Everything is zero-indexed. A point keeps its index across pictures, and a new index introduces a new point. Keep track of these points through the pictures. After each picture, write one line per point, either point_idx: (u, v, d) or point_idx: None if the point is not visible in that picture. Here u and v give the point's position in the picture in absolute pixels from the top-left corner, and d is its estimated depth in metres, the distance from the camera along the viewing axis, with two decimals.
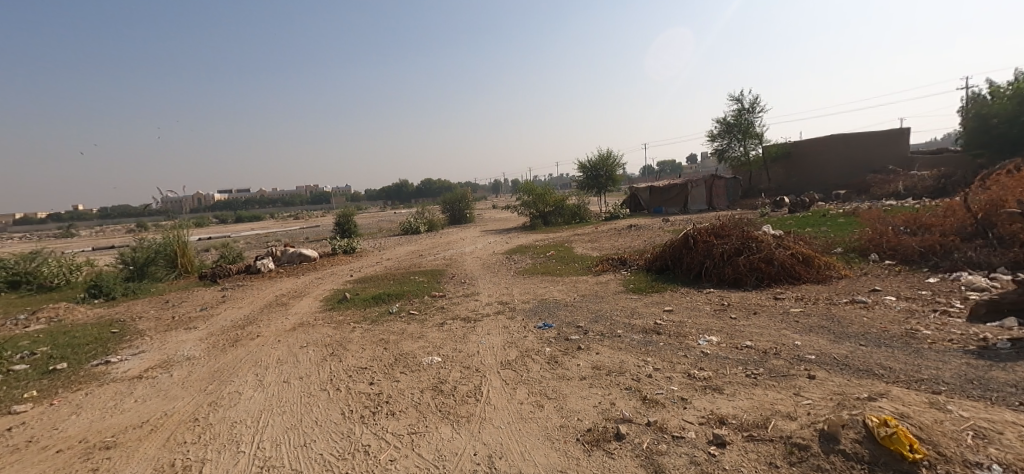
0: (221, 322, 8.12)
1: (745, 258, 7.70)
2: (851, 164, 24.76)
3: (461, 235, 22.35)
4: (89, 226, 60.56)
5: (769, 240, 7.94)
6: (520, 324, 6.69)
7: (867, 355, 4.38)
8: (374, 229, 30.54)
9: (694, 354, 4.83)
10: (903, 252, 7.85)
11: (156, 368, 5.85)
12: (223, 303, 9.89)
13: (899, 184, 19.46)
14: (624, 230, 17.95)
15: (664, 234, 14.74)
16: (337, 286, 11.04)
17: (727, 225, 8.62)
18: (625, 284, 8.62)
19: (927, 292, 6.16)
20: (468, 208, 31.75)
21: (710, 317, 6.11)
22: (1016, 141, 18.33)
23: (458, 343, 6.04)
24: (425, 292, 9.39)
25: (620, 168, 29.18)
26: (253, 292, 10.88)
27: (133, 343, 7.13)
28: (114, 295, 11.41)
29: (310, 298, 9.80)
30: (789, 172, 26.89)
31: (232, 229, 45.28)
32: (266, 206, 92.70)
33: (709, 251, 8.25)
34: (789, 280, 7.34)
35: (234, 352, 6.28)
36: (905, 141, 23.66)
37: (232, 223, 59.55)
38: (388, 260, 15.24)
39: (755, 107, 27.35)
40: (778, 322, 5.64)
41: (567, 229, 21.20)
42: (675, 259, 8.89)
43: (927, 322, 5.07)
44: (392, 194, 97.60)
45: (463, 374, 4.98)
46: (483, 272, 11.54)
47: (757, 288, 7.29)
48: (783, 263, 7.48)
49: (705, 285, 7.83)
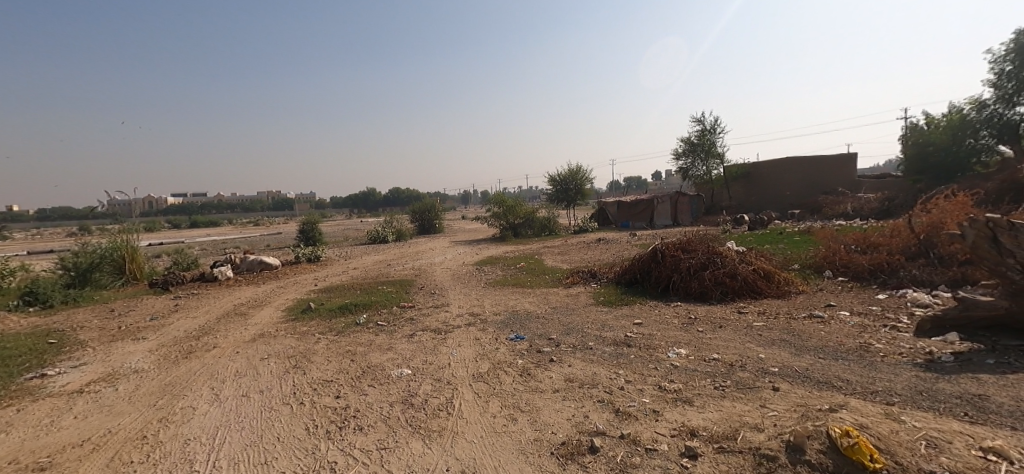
0: (174, 332, 7.65)
1: (710, 273, 7.94)
2: (805, 186, 26.11)
3: (430, 245, 22.16)
4: (24, 229, 56.30)
5: (732, 256, 8.23)
6: (491, 336, 6.62)
7: (826, 368, 4.58)
8: (340, 237, 29.81)
9: (664, 367, 4.91)
10: (855, 269, 8.31)
11: (99, 382, 5.43)
12: (176, 312, 9.33)
13: (848, 206, 20.73)
14: (593, 244, 18.25)
15: (632, 248, 15.07)
16: (300, 295, 10.64)
17: (694, 240, 8.89)
18: (595, 296, 8.71)
19: (877, 308, 6.54)
20: (438, 218, 31.53)
21: (678, 330, 6.24)
22: (949, 170, 19.97)
23: (429, 355, 5.91)
24: (393, 303, 9.16)
25: (589, 183, 29.75)
26: (209, 301, 10.32)
27: (74, 354, 6.61)
28: (52, 303, 10.59)
29: (271, 308, 9.38)
30: (748, 191, 28.06)
31: (185, 234, 43.28)
32: (223, 211, 89.06)
33: (676, 265, 8.47)
34: (752, 295, 7.62)
35: (188, 365, 5.92)
36: (853, 166, 25.29)
37: (187, 228, 56.85)
38: (354, 269, 14.83)
39: (716, 128, 28.56)
40: (743, 335, 5.83)
41: (537, 242, 21.37)
42: (644, 272, 9.08)
43: (879, 336, 5.37)
44: (360, 202, 95.99)
45: (434, 387, 4.87)
46: (454, 283, 11.44)
47: (722, 302, 7.52)
48: (746, 278, 7.77)
49: (672, 298, 8.01)
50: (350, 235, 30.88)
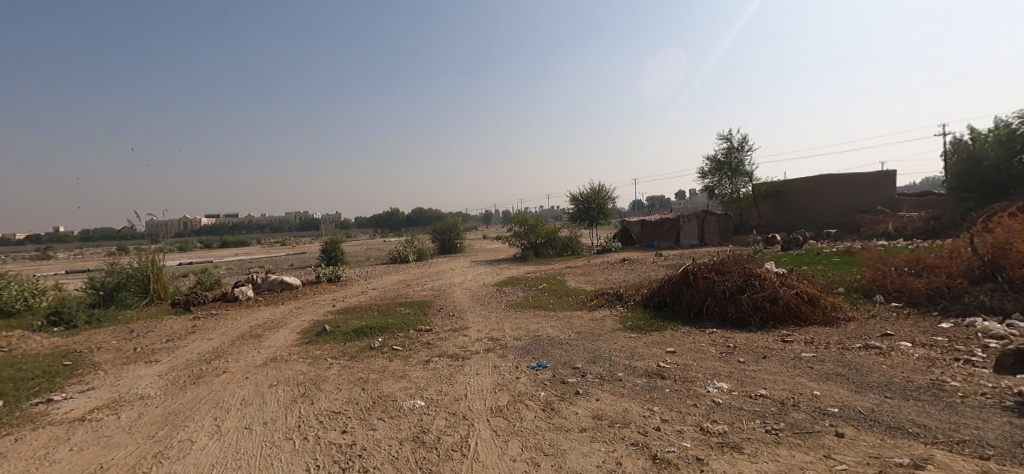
0: (187, 355, 7.47)
1: (748, 297, 7.35)
2: (840, 204, 24.99)
3: (451, 265, 21.92)
4: (67, 249, 59.09)
5: (772, 278, 7.61)
6: (511, 363, 6.17)
7: (896, 410, 3.97)
8: (362, 257, 29.87)
9: (704, 404, 4.37)
10: (910, 293, 7.63)
11: (103, 409, 5.21)
12: (193, 334, 9.20)
13: (890, 225, 19.61)
14: (617, 264, 17.64)
15: (659, 269, 14.44)
16: (318, 316, 10.41)
17: (728, 261, 8.31)
18: (622, 321, 8.18)
19: (944, 338, 5.83)
20: (459, 237, 31.38)
21: (716, 360, 5.68)
22: (1001, 187, 18.79)
23: (444, 384, 5.50)
24: (410, 326, 8.81)
25: (611, 202, 29.21)
26: (226, 322, 10.19)
27: (85, 378, 6.45)
28: (76, 323, 10.66)
29: (286, 330, 9.16)
30: (779, 210, 26.99)
31: (215, 255, 44.46)
32: (253, 232, 91.72)
33: (709, 287, 7.90)
34: (795, 321, 6.98)
35: (195, 392, 5.67)
36: (892, 184, 24.24)
37: (217, 249, 58.61)
38: (373, 290, 14.61)
39: (743, 146, 27.74)
40: (791, 367, 5.24)
41: (558, 262, 20.88)
42: (674, 295, 8.51)
43: (952, 372, 4.71)
44: (383, 222, 97.51)
45: (448, 422, 4.45)
46: (473, 304, 11.05)
47: (762, 329, 6.90)
48: (789, 303, 7.14)
49: (706, 324, 7.42)
50: (372, 255, 31.01)
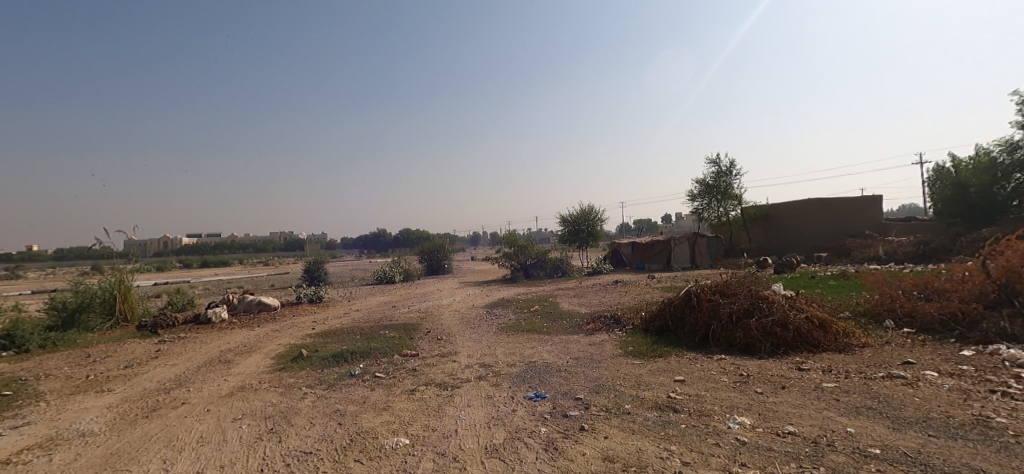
0: (145, 384, 6.73)
1: (757, 321, 6.92)
2: (829, 228, 25.14)
3: (438, 286, 21.28)
4: (38, 267, 56.81)
5: (781, 301, 7.23)
6: (506, 393, 5.60)
7: (947, 451, 3.51)
8: (347, 277, 29.02)
9: (729, 443, 3.86)
10: (922, 319, 7.33)
11: (34, 448, 4.49)
12: (155, 359, 8.43)
13: (880, 249, 19.65)
14: (610, 286, 17.22)
15: (654, 291, 14.03)
16: (295, 340, 9.70)
17: (732, 283, 7.92)
18: (623, 346, 7.68)
19: (970, 367, 5.46)
20: (446, 258, 30.75)
21: (731, 391, 5.19)
22: (987, 212, 19.07)
23: (432, 418, 4.90)
24: (395, 351, 8.17)
25: (601, 224, 29.01)
26: (194, 346, 9.40)
27: (22, 410, 5.69)
28: (28, 347, 9.78)
29: (260, 355, 8.44)
30: (768, 233, 27.03)
31: (194, 275, 43.15)
32: (236, 251, 89.79)
33: (714, 310, 7.46)
34: (807, 348, 6.57)
35: (146, 428, 4.97)
36: (878, 208, 24.54)
37: (197, 268, 57.00)
38: (356, 311, 13.91)
39: (732, 170, 27.85)
40: (815, 399, 4.78)
41: (549, 283, 20.40)
42: (677, 319, 8.05)
43: (993, 406, 4.29)
44: (370, 242, 96.66)
45: (436, 465, 3.86)
46: (463, 327, 10.44)
47: (773, 355, 6.46)
48: (800, 328, 6.73)
49: (713, 350, 6.96)
50: (357, 275, 30.18)
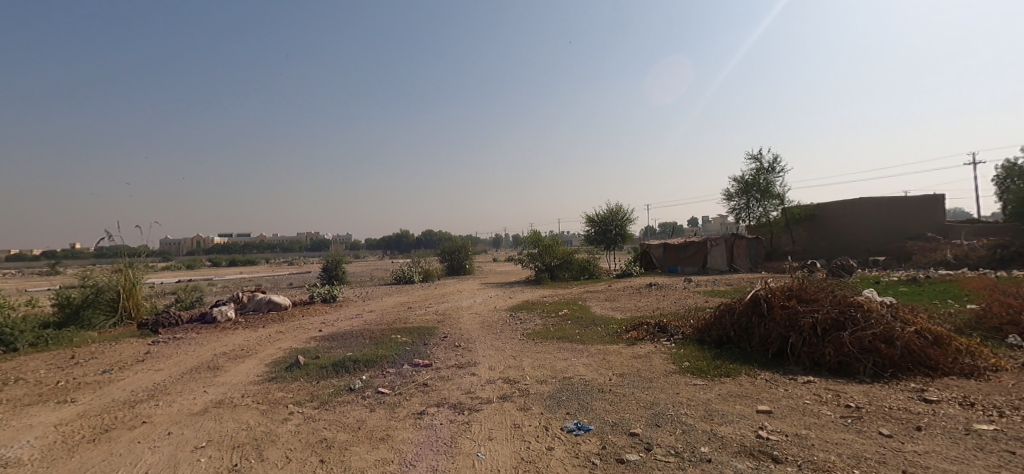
0: (113, 395, 5.78)
1: (852, 336, 5.51)
2: (884, 230, 22.97)
3: (458, 287, 20.26)
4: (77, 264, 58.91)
5: (879, 310, 5.81)
6: (538, 422, 4.36)
7: None
8: (366, 277, 28.34)
9: None
10: None
11: None
12: (142, 362, 7.56)
13: (947, 253, 17.66)
14: (644, 289, 15.80)
15: (696, 296, 12.57)
16: (297, 343, 8.71)
17: (811, 287, 6.51)
18: (676, 361, 6.34)
19: None
20: (468, 259, 29.79)
21: (846, 431, 3.81)
22: None
23: (442, 458, 3.72)
24: (405, 359, 7.04)
25: (630, 224, 27.48)
26: (188, 349, 8.51)
27: None
28: (18, 346, 9.10)
29: (254, 360, 7.46)
30: (814, 235, 25.03)
31: (220, 273, 43.54)
32: (263, 251, 91.48)
33: (791, 320, 6.09)
34: (922, 370, 5.14)
35: (84, 457, 3.96)
36: (941, 208, 22.28)
37: (225, 267, 58.07)
38: (370, 312, 12.93)
39: (774, 167, 25.88)
40: (976, 450, 3.38)
41: (577, 285, 19.12)
42: (740, 329, 6.68)
43: None
44: (394, 244, 97.25)
45: None
46: (485, 332, 9.28)
47: (878, 380, 5.04)
48: (909, 345, 5.31)
49: (794, 370, 5.57)
50: (376, 275, 29.52)
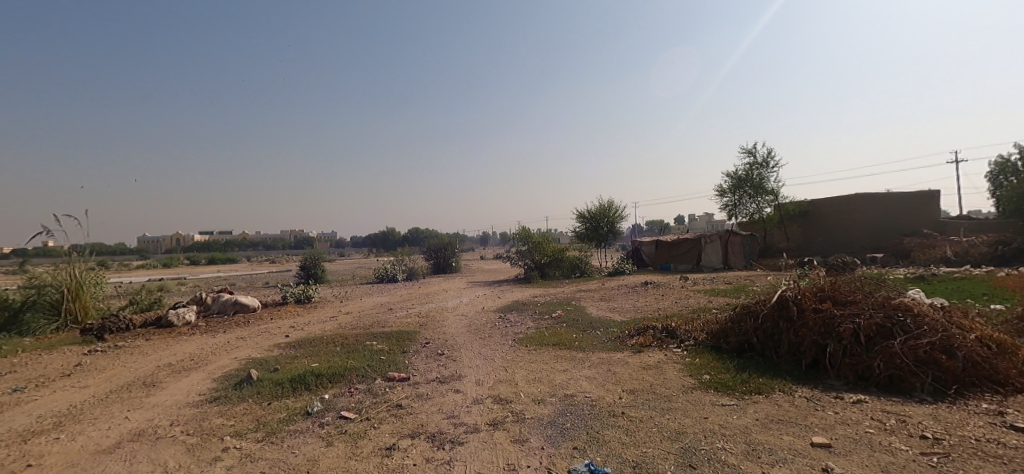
0: (12, 422, 4.68)
1: (904, 345, 4.70)
2: (879, 227, 22.55)
3: (444, 285, 19.22)
4: None
5: (930, 314, 5.01)
6: (539, 463, 3.41)
7: None
8: (348, 276, 27.05)
9: None
10: None
11: None
12: (67, 377, 6.42)
13: (947, 250, 17.18)
14: (639, 288, 14.96)
15: (698, 296, 11.74)
16: (257, 352, 7.62)
17: (846, 288, 5.71)
18: (694, 373, 5.47)
19: None
20: (455, 256, 28.71)
21: None
22: None
23: None
24: (377, 373, 6.03)
25: (621, 220, 26.69)
26: (129, 359, 7.36)
27: None
28: None
29: (201, 373, 6.39)
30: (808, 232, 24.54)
31: (197, 272, 41.72)
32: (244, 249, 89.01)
33: (827, 325, 5.26)
34: (991, 386, 4.34)
35: None
36: (936, 205, 21.91)
37: (203, 266, 56.11)
38: (346, 314, 11.84)
39: (767, 162, 25.35)
40: None
41: (568, 284, 18.25)
42: (763, 336, 5.83)
43: None
44: (380, 243, 95.58)
45: None
46: (471, 338, 8.30)
47: (943, 399, 4.22)
48: (972, 356, 4.51)
49: (837, 385, 4.73)
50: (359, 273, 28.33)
